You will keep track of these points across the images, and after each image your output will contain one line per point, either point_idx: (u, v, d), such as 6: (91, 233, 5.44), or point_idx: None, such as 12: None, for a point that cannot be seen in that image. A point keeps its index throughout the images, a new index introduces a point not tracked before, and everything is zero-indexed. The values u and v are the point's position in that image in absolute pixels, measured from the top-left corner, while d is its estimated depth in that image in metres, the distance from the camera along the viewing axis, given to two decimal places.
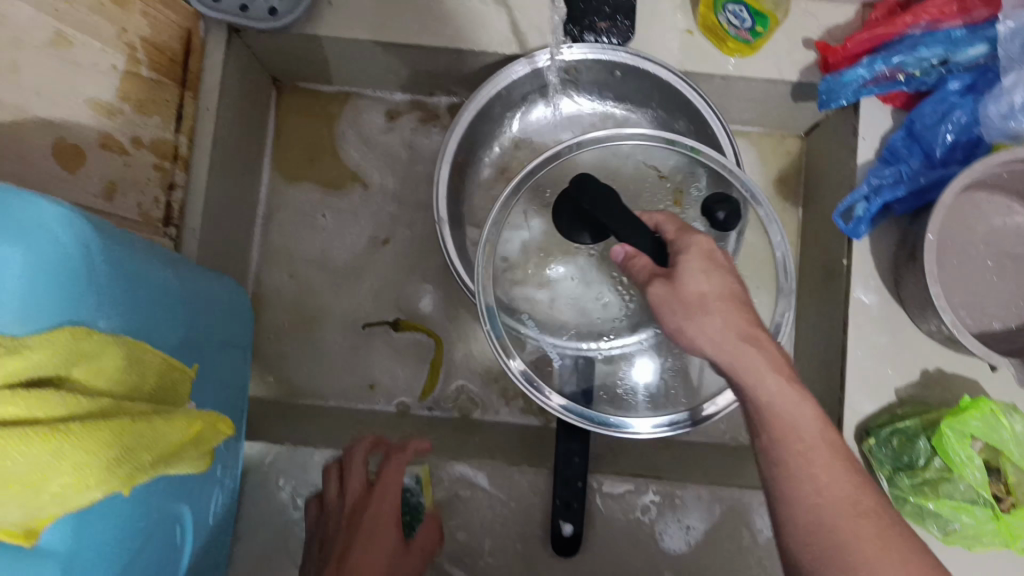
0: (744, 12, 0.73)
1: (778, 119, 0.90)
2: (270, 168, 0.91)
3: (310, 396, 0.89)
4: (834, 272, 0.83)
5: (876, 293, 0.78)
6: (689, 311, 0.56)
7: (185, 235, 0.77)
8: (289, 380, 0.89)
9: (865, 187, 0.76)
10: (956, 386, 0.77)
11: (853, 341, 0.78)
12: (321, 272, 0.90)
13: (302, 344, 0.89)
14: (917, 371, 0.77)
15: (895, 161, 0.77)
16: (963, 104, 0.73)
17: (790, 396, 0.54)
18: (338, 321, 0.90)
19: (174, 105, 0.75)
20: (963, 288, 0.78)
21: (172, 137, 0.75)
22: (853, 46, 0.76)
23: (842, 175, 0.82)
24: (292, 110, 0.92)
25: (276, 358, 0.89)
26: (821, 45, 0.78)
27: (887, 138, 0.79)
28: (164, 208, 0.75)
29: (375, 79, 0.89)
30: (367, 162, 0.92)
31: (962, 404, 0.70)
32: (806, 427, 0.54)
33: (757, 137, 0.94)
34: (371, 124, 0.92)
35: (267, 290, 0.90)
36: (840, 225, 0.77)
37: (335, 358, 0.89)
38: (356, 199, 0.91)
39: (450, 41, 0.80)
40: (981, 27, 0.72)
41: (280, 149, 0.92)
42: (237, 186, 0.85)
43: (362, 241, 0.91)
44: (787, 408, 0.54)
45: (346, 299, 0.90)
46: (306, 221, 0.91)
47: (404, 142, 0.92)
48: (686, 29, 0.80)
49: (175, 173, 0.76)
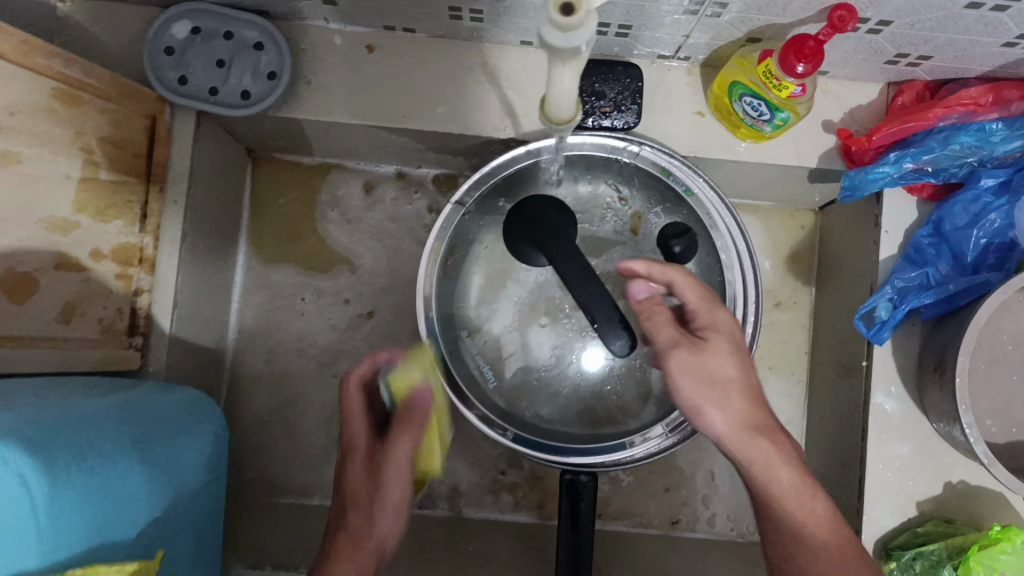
0: (762, 107, 0.66)
1: (792, 194, 0.84)
2: (246, 248, 0.84)
3: (294, 492, 0.83)
4: (853, 369, 0.78)
5: (898, 399, 0.73)
6: (717, 402, 0.58)
7: (153, 342, 0.71)
8: (269, 478, 0.83)
9: (889, 290, 0.71)
10: (981, 500, 0.72)
11: (874, 451, 0.73)
12: (302, 357, 0.83)
13: (283, 438, 0.84)
14: (940, 484, 0.73)
15: (923, 263, 0.71)
16: (997, 206, 0.68)
17: (797, 488, 0.58)
18: (321, 410, 0.84)
19: (138, 204, 0.69)
20: (990, 394, 0.73)
21: (137, 238, 0.69)
22: (879, 138, 0.70)
23: (860, 266, 0.77)
24: (268, 183, 0.85)
25: (255, 454, 0.83)
26: (842, 133, 0.72)
27: (911, 233, 0.73)
28: (129, 318, 0.69)
29: (360, 152, 0.82)
30: (352, 237, 0.85)
31: (992, 532, 0.66)
32: (806, 493, 0.58)
33: (768, 210, 0.88)
34: (357, 196, 0.85)
35: (243, 380, 0.83)
36: (862, 331, 0.71)
37: (318, 451, 0.83)
38: (338, 281, 0.85)
39: (441, 124, 0.73)
40: (1017, 122, 0.67)
41: (257, 227, 0.84)
42: (209, 274, 0.79)
43: (345, 324, 0.84)
44: (787, 484, 0.58)
45: (326, 385, 0.84)
46: (284, 301, 0.84)
47: (392, 216, 0.85)
48: (697, 111, 0.74)
49: (140, 276, 0.70)
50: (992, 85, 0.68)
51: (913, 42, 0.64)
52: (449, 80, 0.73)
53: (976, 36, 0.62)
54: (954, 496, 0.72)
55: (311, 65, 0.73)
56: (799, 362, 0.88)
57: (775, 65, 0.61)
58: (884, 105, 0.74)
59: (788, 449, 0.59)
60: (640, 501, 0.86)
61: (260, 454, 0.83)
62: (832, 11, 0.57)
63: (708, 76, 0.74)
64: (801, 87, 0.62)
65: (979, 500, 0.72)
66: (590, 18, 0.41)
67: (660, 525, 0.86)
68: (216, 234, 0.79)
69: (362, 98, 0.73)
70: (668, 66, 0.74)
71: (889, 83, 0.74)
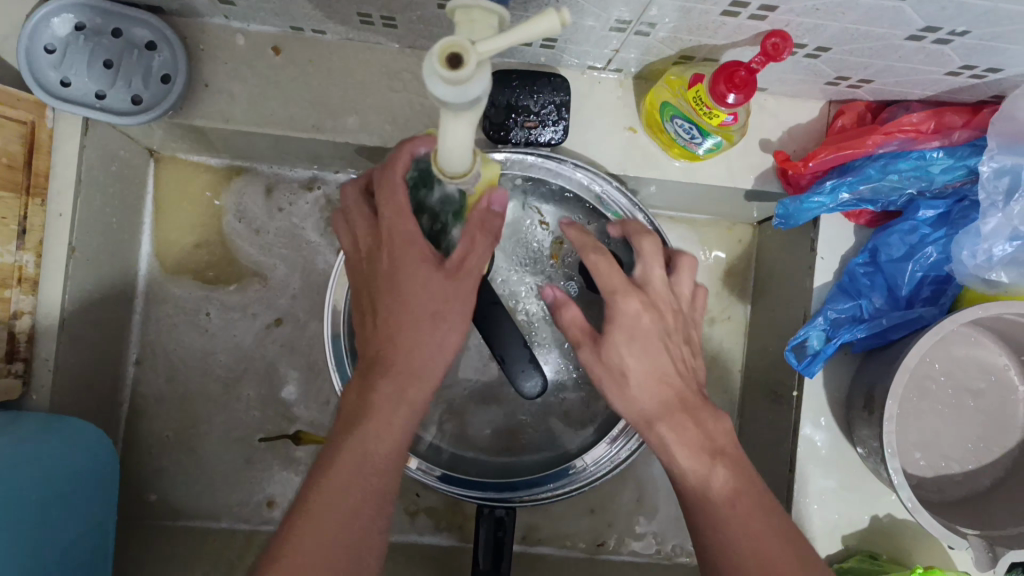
0: (693, 130, 0.62)
1: (725, 211, 0.81)
2: (148, 259, 0.80)
3: (202, 514, 0.79)
4: (781, 393, 0.75)
5: (826, 431, 0.71)
6: (617, 383, 0.55)
7: (36, 367, 0.66)
8: (173, 501, 0.79)
9: (822, 321, 0.68)
10: (906, 534, 0.71)
11: (802, 486, 0.70)
12: (211, 378, 0.80)
13: (188, 459, 0.79)
14: (866, 517, 0.71)
15: (857, 295, 0.68)
16: (935, 239, 0.65)
17: (699, 470, 0.51)
18: (230, 428, 0.80)
19: (14, 219, 0.63)
20: (920, 427, 0.71)
21: (14, 257, 0.63)
22: (816, 163, 0.66)
23: (793, 290, 0.74)
24: (175, 188, 0.81)
25: (157, 475, 0.79)
26: (778, 155, 0.68)
27: (847, 259, 0.70)
28: (6, 344, 0.63)
29: (273, 158, 0.78)
30: (262, 252, 0.81)
31: (915, 571, 0.64)
32: (737, 496, 0.50)
33: (702, 223, 0.85)
34: (266, 207, 0.81)
35: (145, 401, 0.79)
36: (793, 364, 0.68)
37: (226, 470, 0.79)
38: (251, 293, 0.81)
39: (352, 137, 0.68)
40: (958, 151, 0.63)
41: (161, 234, 0.81)
42: (104, 287, 0.73)
43: (259, 336, 0.81)
44: (691, 477, 0.51)
45: (235, 401, 0.80)
46: (193, 319, 0.80)
47: (306, 226, 0.81)
48: (628, 127, 0.70)
49: (19, 298, 0.64)
50: (934, 111, 0.65)
51: (853, 66, 0.61)
52: (361, 90, 0.68)
53: (919, 65, 0.58)
54: (878, 529, 0.71)
55: (212, 67, 0.67)
56: (730, 381, 0.85)
57: (706, 91, 0.57)
58: (825, 125, 0.70)
59: (702, 431, 0.52)
60: (563, 522, 0.83)
61: (162, 474, 0.79)
62: (765, 39, 0.52)
63: (639, 89, 0.70)
64: (733, 116, 0.58)
65: (902, 533, 0.71)
66: (483, 68, 0.37)
67: (585, 548, 0.83)
68: (109, 243, 0.74)
69: (267, 106, 0.68)
70: (598, 78, 0.70)
71: (830, 100, 0.70)
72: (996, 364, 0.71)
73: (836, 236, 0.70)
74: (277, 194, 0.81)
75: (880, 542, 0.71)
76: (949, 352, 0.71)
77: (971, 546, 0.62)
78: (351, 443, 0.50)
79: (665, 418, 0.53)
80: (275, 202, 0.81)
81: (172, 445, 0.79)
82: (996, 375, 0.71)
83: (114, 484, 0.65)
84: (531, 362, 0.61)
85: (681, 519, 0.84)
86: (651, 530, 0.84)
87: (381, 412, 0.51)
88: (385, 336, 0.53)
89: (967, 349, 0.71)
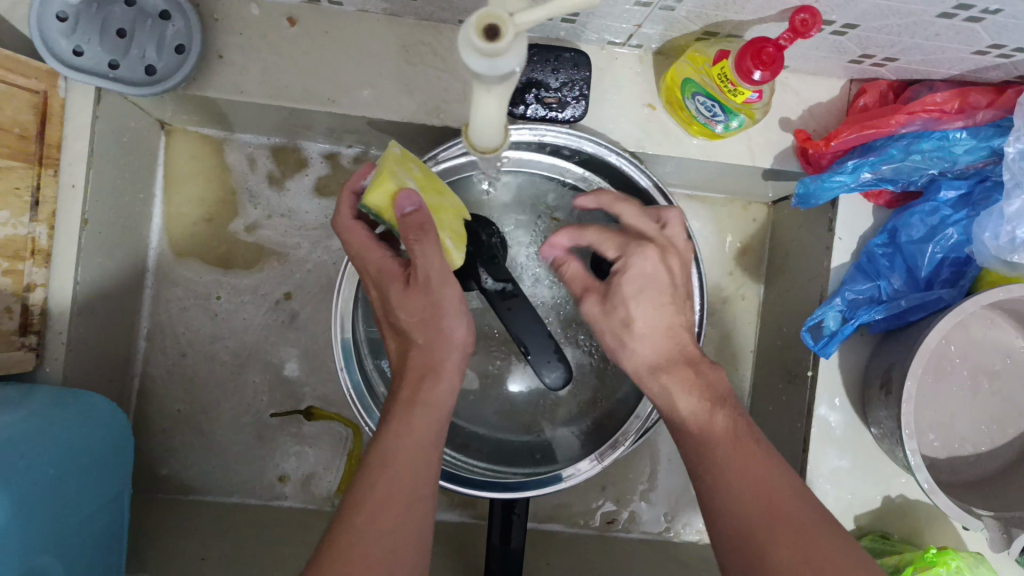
0: (715, 108, 0.61)
1: (741, 190, 0.80)
2: (159, 233, 0.80)
3: (214, 487, 0.79)
4: (794, 373, 0.75)
5: (840, 411, 0.71)
6: (618, 335, 0.56)
7: (49, 340, 0.65)
8: (184, 475, 0.79)
9: (840, 302, 0.68)
10: (918, 514, 0.71)
11: (816, 466, 0.70)
12: (223, 353, 0.80)
13: (199, 434, 0.79)
14: (879, 497, 0.71)
15: (876, 276, 0.68)
16: (956, 221, 0.64)
17: (699, 414, 0.52)
18: (241, 402, 0.80)
19: (28, 190, 0.62)
20: (935, 408, 0.71)
21: (27, 229, 0.63)
22: (839, 143, 0.66)
23: (809, 271, 0.74)
24: (185, 162, 0.80)
25: (168, 449, 0.79)
26: (800, 134, 0.68)
27: (865, 240, 0.70)
28: (18, 317, 0.63)
29: (286, 132, 0.77)
30: (274, 228, 0.81)
31: (929, 553, 0.65)
32: (739, 439, 0.50)
33: (717, 201, 0.84)
34: (278, 182, 0.81)
35: (156, 376, 0.79)
36: (809, 344, 0.68)
37: (238, 443, 0.79)
38: (263, 268, 0.80)
39: (368, 111, 0.68)
40: (982, 132, 0.63)
41: (172, 209, 0.80)
42: (116, 260, 0.73)
43: (271, 311, 0.80)
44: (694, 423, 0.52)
45: (246, 376, 0.80)
46: (204, 294, 0.80)
47: (318, 202, 0.81)
48: (647, 103, 0.69)
49: (32, 270, 0.63)
50: (959, 91, 0.64)
51: (879, 44, 0.60)
52: (376, 62, 0.67)
53: (945, 43, 0.58)
54: (891, 509, 0.71)
55: (225, 38, 0.66)
56: (742, 361, 0.85)
57: (731, 69, 0.57)
58: (846, 104, 0.70)
59: (703, 378, 0.53)
60: (575, 499, 0.83)
61: (174, 447, 0.79)
62: (794, 14, 0.52)
63: (659, 65, 0.69)
64: (758, 93, 0.58)
65: (915, 513, 0.71)
66: (518, 42, 0.36)
67: (595, 525, 0.83)
68: (121, 215, 0.73)
69: (281, 79, 0.67)
70: (617, 52, 0.69)
71: (852, 78, 0.69)
72: (1013, 346, 0.71)
73: (856, 217, 0.70)
74: (289, 169, 0.81)
75: (892, 522, 0.71)
76: (966, 333, 0.71)
77: (985, 527, 0.62)
78: (389, 446, 0.51)
79: (668, 369, 0.54)
80: (286, 177, 0.81)
81: (184, 418, 0.79)
82: (1013, 357, 0.71)
83: (130, 457, 0.65)
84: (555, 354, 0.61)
85: (691, 497, 0.84)
86: (661, 508, 0.84)
87: (414, 420, 0.52)
88: (427, 338, 0.55)
89: (985, 330, 0.71)
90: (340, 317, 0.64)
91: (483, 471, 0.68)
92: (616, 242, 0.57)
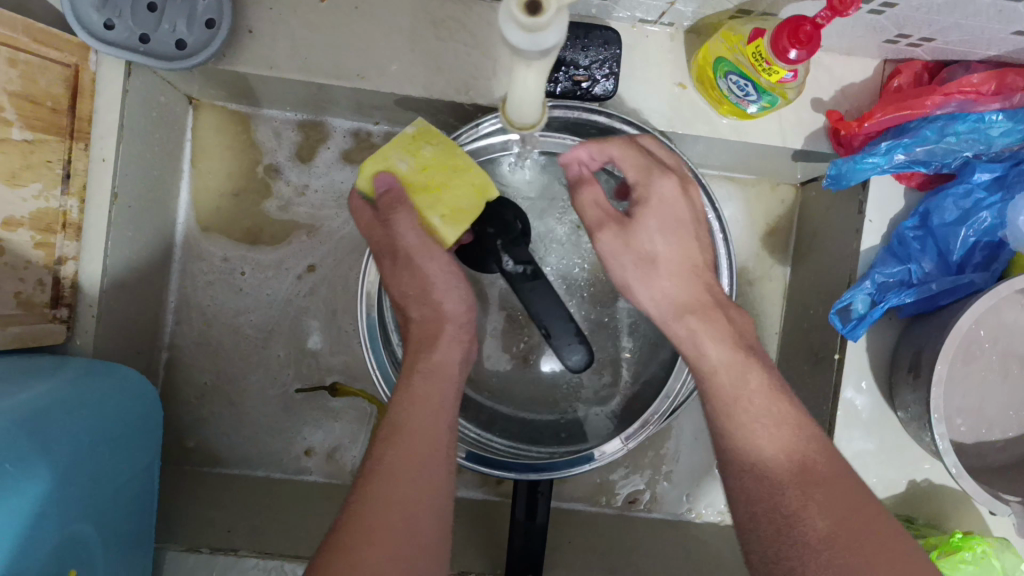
0: (749, 87, 0.61)
1: (770, 170, 0.80)
2: (187, 208, 0.81)
3: (240, 460, 0.80)
4: (821, 354, 0.75)
5: (867, 394, 0.70)
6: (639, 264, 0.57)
7: (80, 313, 0.66)
8: (211, 448, 0.80)
9: (869, 285, 0.67)
10: (944, 500, 0.71)
11: (841, 448, 0.70)
12: (249, 328, 0.80)
13: (227, 407, 0.80)
14: (904, 481, 0.71)
15: (906, 260, 0.67)
16: (989, 204, 0.64)
17: (733, 366, 0.53)
18: (267, 376, 0.80)
19: (60, 163, 0.62)
20: (962, 392, 0.70)
21: (59, 203, 0.63)
22: (872, 124, 0.65)
23: (838, 252, 0.73)
24: (212, 137, 0.80)
25: (195, 422, 0.80)
26: (832, 115, 0.67)
27: (895, 223, 0.69)
28: (51, 289, 0.63)
29: (314, 107, 0.77)
30: (301, 205, 0.81)
31: (956, 537, 0.65)
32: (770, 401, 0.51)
33: (745, 181, 0.84)
34: (305, 159, 0.81)
35: (183, 351, 0.80)
36: (836, 327, 0.68)
37: (264, 417, 0.80)
38: (290, 242, 0.81)
39: (397, 86, 0.67)
40: (1019, 114, 0.62)
41: (200, 184, 0.81)
42: (144, 233, 0.73)
43: (297, 286, 0.81)
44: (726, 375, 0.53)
45: (272, 350, 0.80)
46: (231, 270, 0.80)
47: (344, 179, 0.81)
48: (678, 82, 0.69)
49: (64, 243, 0.64)
50: (996, 72, 0.63)
51: (917, 23, 0.59)
52: (406, 37, 0.67)
53: (985, 23, 0.57)
54: (916, 494, 0.71)
55: (255, 13, 0.66)
56: (767, 342, 0.85)
57: (766, 47, 0.56)
58: (880, 85, 0.69)
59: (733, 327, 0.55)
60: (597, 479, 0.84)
61: (200, 419, 0.80)
62: None
63: (691, 43, 0.68)
64: (793, 72, 0.57)
65: (939, 497, 0.71)
66: (560, 18, 0.35)
67: (616, 504, 0.84)
68: (150, 189, 0.73)
69: (311, 54, 0.67)
70: (649, 30, 0.68)
71: (886, 60, 0.68)
72: None
73: (886, 200, 0.69)
74: (316, 145, 0.81)
75: (917, 506, 0.71)
76: (996, 318, 0.70)
77: (1012, 512, 0.62)
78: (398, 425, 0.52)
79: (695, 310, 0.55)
80: (313, 154, 0.81)
81: (211, 392, 0.80)
82: None
83: (160, 431, 0.65)
84: (574, 337, 0.60)
85: (713, 478, 0.84)
86: (684, 488, 0.84)
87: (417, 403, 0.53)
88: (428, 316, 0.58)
89: (1015, 315, 0.70)
90: (369, 296, 0.64)
91: (505, 451, 0.67)
92: (634, 162, 0.57)
